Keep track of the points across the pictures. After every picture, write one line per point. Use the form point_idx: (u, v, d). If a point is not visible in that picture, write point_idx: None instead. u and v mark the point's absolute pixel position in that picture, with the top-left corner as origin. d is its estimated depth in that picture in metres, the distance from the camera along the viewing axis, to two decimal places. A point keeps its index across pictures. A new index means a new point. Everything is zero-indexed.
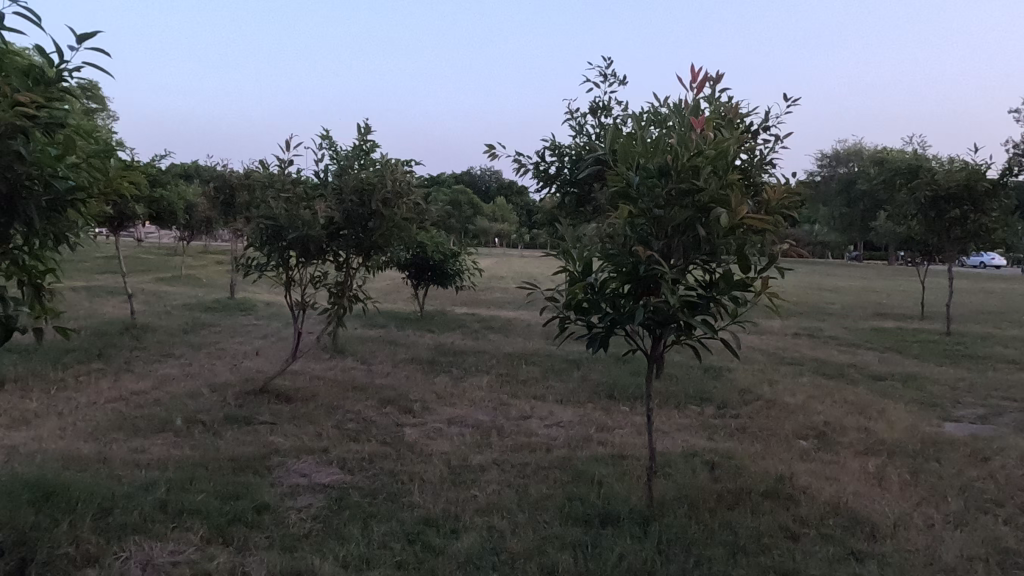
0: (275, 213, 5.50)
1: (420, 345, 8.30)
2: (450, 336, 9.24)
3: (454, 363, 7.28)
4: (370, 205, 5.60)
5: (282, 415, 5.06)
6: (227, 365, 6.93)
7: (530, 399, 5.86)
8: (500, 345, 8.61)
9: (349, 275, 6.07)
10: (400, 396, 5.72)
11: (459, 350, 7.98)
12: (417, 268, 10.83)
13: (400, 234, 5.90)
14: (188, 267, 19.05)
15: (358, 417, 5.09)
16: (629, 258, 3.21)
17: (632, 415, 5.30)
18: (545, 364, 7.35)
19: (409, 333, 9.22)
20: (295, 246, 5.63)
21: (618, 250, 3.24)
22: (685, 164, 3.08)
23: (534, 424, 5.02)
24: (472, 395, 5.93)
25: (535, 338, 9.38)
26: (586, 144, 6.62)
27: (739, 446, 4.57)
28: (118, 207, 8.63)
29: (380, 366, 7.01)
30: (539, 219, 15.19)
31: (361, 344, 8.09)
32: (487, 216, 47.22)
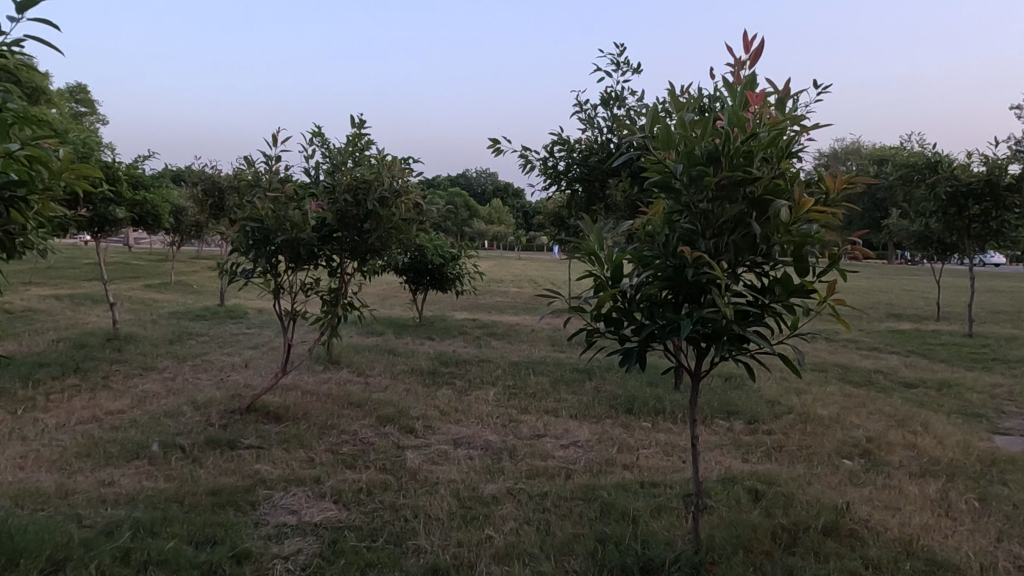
0: (261, 215, 4.97)
1: (420, 354, 7.82)
2: (451, 343, 8.76)
3: (457, 374, 6.81)
4: (366, 205, 5.11)
5: (270, 438, 4.58)
6: (213, 380, 6.45)
7: (541, 415, 5.39)
8: (504, 353, 8.13)
9: (343, 281, 5.59)
10: (401, 413, 5.25)
11: (462, 359, 7.51)
12: (415, 272, 10.36)
13: (399, 236, 5.43)
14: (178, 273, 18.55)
15: (354, 439, 4.61)
16: (671, 260, 2.73)
17: (656, 433, 4.83)
18: (554, 373, 6.88)
19: (408, 341, 8.74)
20: (284, 250, 5.13)
21: (657, 251, 2.77)
22: (737, 148, 2.62)
23: (548, 444, 4.55)
24: (478, 411, 5.45)
25: (540, 345, 8.91)
26: (597, 139, 6.16)
27: (780, 470, 4.11)
28: (99, 210, 8.13)
29: (378, 379, 6.54)
30: (541, 220, 14.72)
31: (357, 354, 7.60)
32: (484, 219, 46.78)
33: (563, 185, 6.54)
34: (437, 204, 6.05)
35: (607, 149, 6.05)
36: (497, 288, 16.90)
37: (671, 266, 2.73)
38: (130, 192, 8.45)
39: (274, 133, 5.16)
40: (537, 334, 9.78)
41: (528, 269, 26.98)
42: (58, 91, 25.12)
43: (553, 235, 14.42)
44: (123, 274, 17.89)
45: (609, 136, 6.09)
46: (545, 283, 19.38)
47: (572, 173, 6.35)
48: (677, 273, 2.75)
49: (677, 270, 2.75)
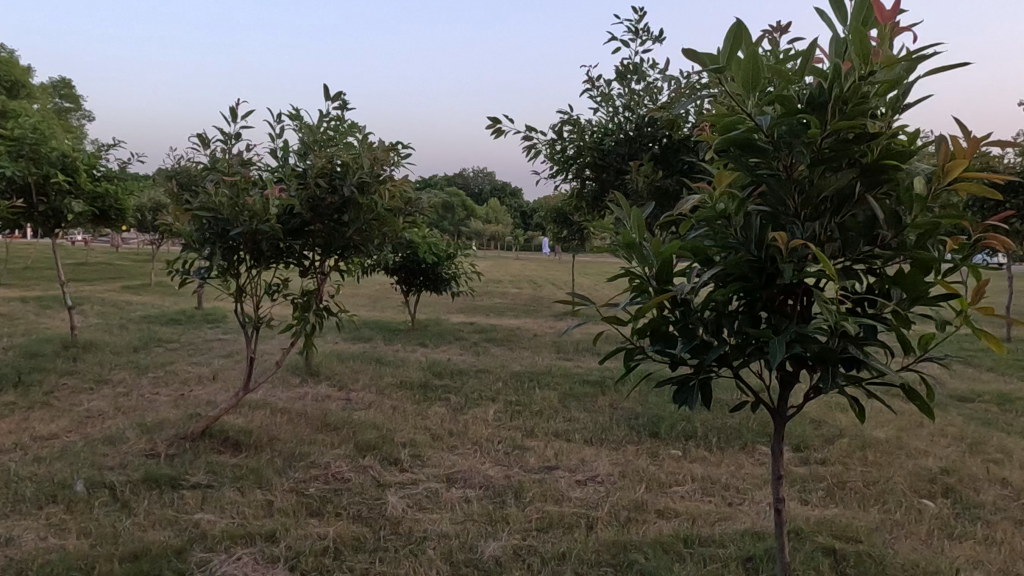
0: (215, 203, 4.14)
1: (410, 363, 7.00)
2: (445, 351, 7.92)
3: (452, 388, 5.98)
4: (342, 191, 4.30)
5: (223, 474, 3.76)
6: (171, 396, 5.61)
7: (551, 440, 4.57)
8: (505, 362, 7.31)
9: (318, 282, 4.77)
10: (384, 438, 4.43)
11: (458, 370, 6.68)
12: (407, 272, 9.54)
13: (382, 229, 4.61)
14: (160, 275, 17.65)
15: (326, 475, 3.79)
16: (752, 253, 1.92)
17: (690, 465, 4.02)
18: (562, 387, 6.06)
19: (398, 349, 7.92)
20: (246, 246, 4.30)
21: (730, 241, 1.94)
22: (849, 91, 1.80)
23: (563, 481, 3.73)
24: (476, 435, 4.63)
25: (544, 352, 8.09)
26: (612, 119, 5.36)
27: (853, 517, 3.30)
28: (52, 203, 7.29)
29: (362, 395, 5.70)
30: (543, 217, 13.91)
31: (340, 364, 6.77)
32: (481, 218, 45.93)
33: (572, 175, 5.72)
34: (428, 196, 5.24)
35: (623, 129, 5.25)
36: (495, 290, 16.05)
37: (750, 262, 1.93)
38: (88, 183, 7.60)
39: (233, 107, 4.33)
40: (541, 340, 8.96)
41: (527, 270, 26.14)
42: (38, 84, 24.14)
43: (555, 233, 13.58)
44: (103, 274, 17.00)
45: (626, 116, 5.28)
46: (546, 283, 18.54)
47: (583, 160, 5.53)
48: (757, 273, 1.96)
49: (757, 269, 1.95)
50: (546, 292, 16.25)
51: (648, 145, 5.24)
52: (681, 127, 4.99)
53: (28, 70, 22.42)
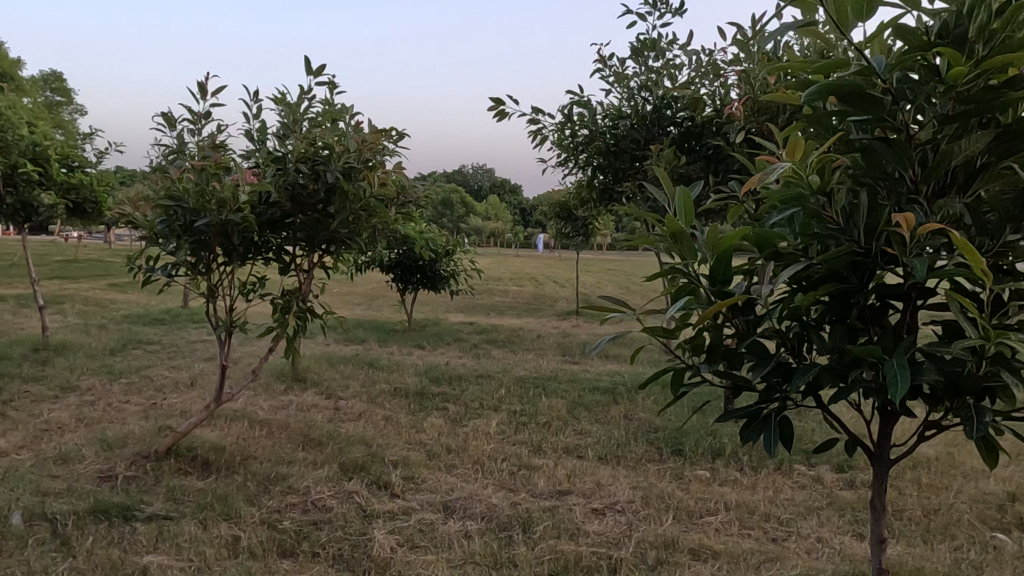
0: (180, 190, 3.63)
1: (406, 367, 6.50)
2: (444, 354, 7.41)
3: (451, 396, 5.48)
4: (325, 177, 3.79)
5: (186, 503, 3.26)
6: (143, 405, 5.10)
7: (561, 459, 4.06)
8: (508, 366, 6.80)
9: (301, 281, 4.26)
10: (373, 457, 3.93)
11: (457, 375, 6.18)
12: (404, 269, 9.03)
13: (371, 221, 4.11)
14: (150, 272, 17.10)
15: (305, 503, 3.29)
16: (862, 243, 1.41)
17: (721, 491, 3.52)
18: (571, 394, 5.56)
19: (393, 351, 7.41)
20: (216, 241, 3.79)
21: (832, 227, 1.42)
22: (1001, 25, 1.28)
23: (577, 511, 3.23)
24: (477, 452, 4.12)
25: (549, 354, 7.59)
26: (628, 101, 4.84)
27: (922, 558, 2.80)
28: (21, 195, 6.77)
29: (352, 404, 5.19)
30: (546, 213, 13.41)
31: (330, 369, 6.27)
32: (481, 215, 45.39)
33: (583, 161, 5.22)
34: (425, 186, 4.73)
35: (639, 111, 4.75)
36: (496, 288, 15.52)
37: (850, 257, 1.44)
38: (60, 173, 7.09)
39: (201, 82, 3.79)
40: (545, 341, 8.46)
41: (528, 267, 25.62)
42: (28, 76, 23.56)
43: (558, 228, 13.06)
44: (92, 271, 16.47)
45: (642, 97, 4.74)
46: (547, 281, 18.01)
47: (597, 145, 5.02)
48: (854, 271, 1.48)
49: (855, 265, 1.48)
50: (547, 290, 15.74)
51: (667, 128, 4.73)
52: (705, 108, 4.47)
53: (18, 62, 21.87)
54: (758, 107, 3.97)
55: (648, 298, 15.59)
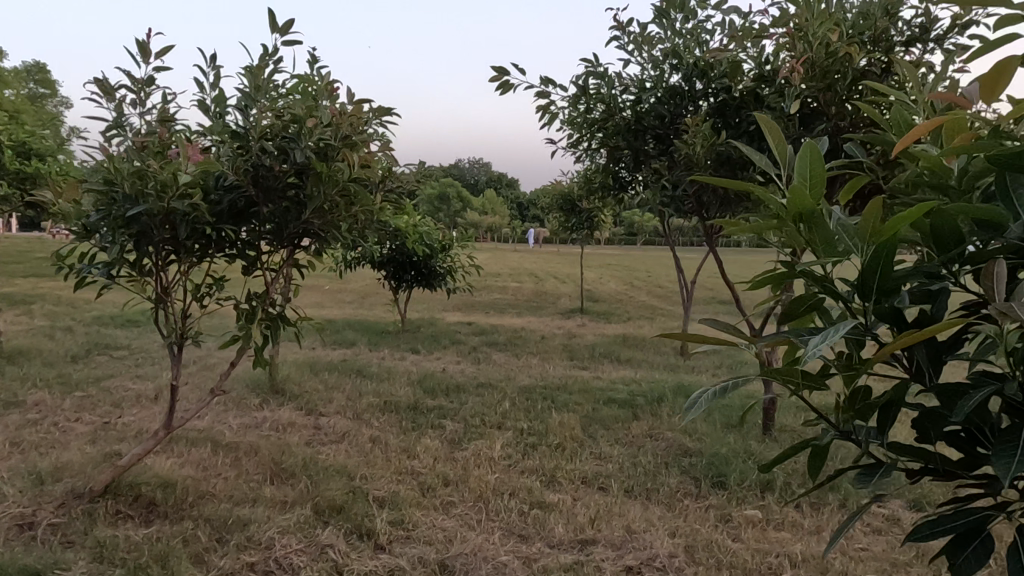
0: (112, 173, 2.92)
1: (398, 376, 5.84)
2: (441, 359, 6.73)
3: (449, 410, 4.81)
4: (295, 156, 3.12)
5: (116, 564, 2.60)
6: (93, 425, 4.42)
7: (580, 495, 3.40)
8: (511, 373, 6.14)
9: (268, 284, 3.55)
10: (355, 494, 3.28)
11: (455, 385, 5.52)
12: (397, 266, 8.35)
13: (351, 210, 3.42)
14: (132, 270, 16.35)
15: (266, 562, 2.63)
16: None
17: (780, 540, 2.87)
18: (585, 408, 4.90)
19: (384, 357, 6.74)
20: (160, 238, 3.09)
21: None
22: None
23: (607, 570, 2.58)
24: (480, 486, 3.46)
25: (555, 359, 6.93)
26: (652, 71, 4.19)
27: None
28: None
29: (335, 422, 4.52)
30: (547, 205, 12.74)
31: (312, 379, 5.60)
32: (478, 210, 44.69)
33: (601, 143, 4.57)
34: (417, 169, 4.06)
35: (666, 83, 4.10)
36: (495, 285, 14.84)
37: None
38: (13, 161, 6.41)
39: (141, 42, 3.09)
40: (550, 343, 7.80)
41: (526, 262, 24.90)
42: (11, 67, 22.81)
43: (561, 221, 12.38)
44: None
45: (669, 65, 4.09)
46: (547, 277, 17.33)
47: (617, 123, 4.37)
48: None
49: None
50: (548, 287, 15.07)
51: (697, 101, 4.09)
52: (743, 78, 3.84)
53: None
54: (819, 70, 3.33)
55: (653, 293, 14.93)
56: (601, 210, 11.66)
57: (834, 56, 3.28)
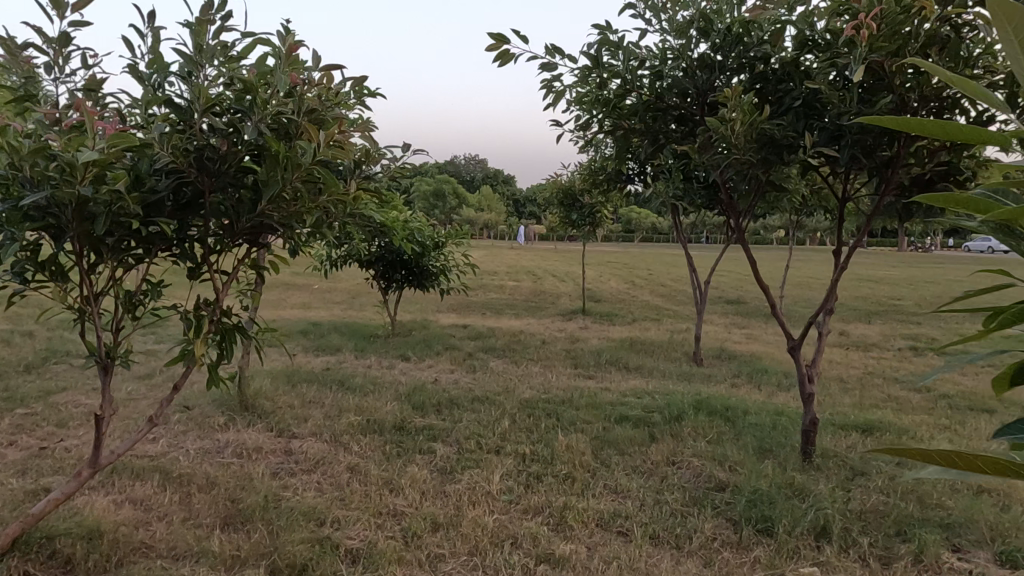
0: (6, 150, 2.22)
1: (384, 388, 5.24)
2: (433, 368, 6.13)
3: (440, 431, 4.22)
4: (246, 132, 2.53)
5: None
6: (28, 451, 3.82)
7: (596, 545, 2.81)
8: (510, 384, 5.55)
9: (221, 291, 2.93)
10: (322, 547, 2.70)
11: (448, 399, 4.92)
12: (387, 264, 7.74)
13: (317, 201, 2.82)
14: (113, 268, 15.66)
15: None
16: None
17: None
18: (594, 427, 4.31)
19: (371, 365, 6.14)
20: (76, 235, 2.47)
21: None
22: None
23: None
24: (475, 533, 2.86)
25: (558, 367, 6.34)
26: (676, 39, 3.60)
27: None
28: None
29: (308, 447, 3.93)
30: (547, 200, 12.13)
31: (288, 393, 5.00)
32: (474, 207, 44.01)
33: (615, 124, 3.97)
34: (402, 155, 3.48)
35: (690, 51, 3.53)
36: (492, 283, 14.23)
37: None
38: None
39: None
40: (552, 348, 7.21)
41: (523, 260, 24.25)
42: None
43: (562, 217, 11.77)
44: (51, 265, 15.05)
45: (694, 32, 3.51)
46: (546, 275, 16.71)
47: (633, 100, 3.78)
48: None
49: None
50: (548, 286, 14.45)
51: (727, 74, 3.51)
52: (785, 44, 3.26)
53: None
54: (887, 29, 2.74)
55: (658, 292, 14.33)
56: (604, 204, 11.06)
57: (908, 10, 2.69)
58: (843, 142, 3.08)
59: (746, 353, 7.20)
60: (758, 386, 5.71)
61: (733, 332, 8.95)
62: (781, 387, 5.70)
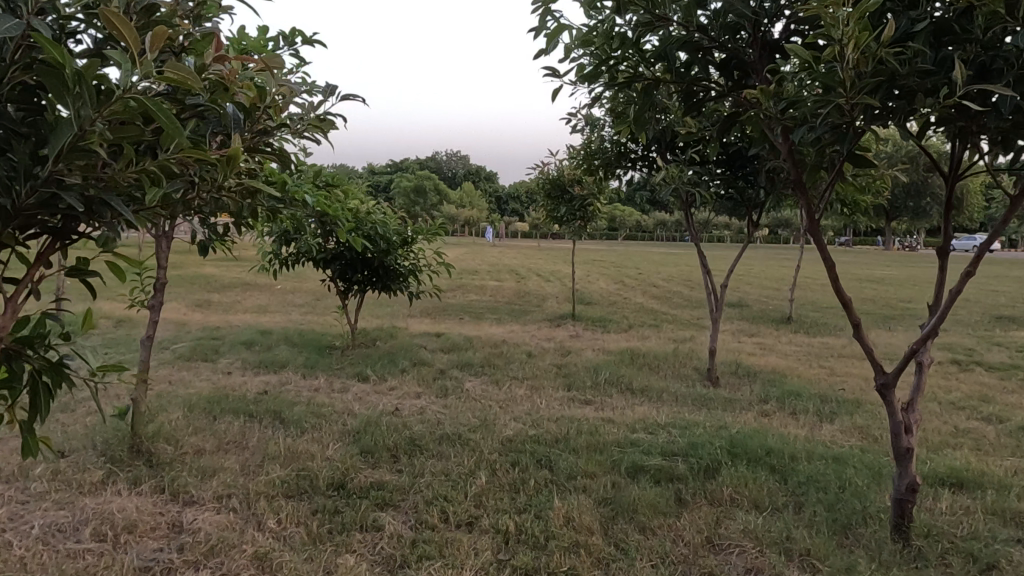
0: None
1: (328, 424, 4.11)
2: (394, 392, 5.00)
3: (393, 493, 3.11)
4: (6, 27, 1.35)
5: None
6: None
7: None
8: (489, 415, 4.44)
9: (14, 309, 1.75)
10: None
11: (408, 439, 3.81)
12: (347, 263, 6.59)
13: (165, 164, 1.65)
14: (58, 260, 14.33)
15: None
16: None
17: None
18: (601, 485, 3.22)
19: (320, 389, 5.01)
20: None
21: None
22: None
23: None
24: None
25: (547, 388, 5.25)
26: None
27: None
28: None
29: (203, 522, 2.79)
30: (532, 192, 11.03)
31: (202, 432, 3.86)
32: (455, 203, 42.76)
33: (634, 76, 2.88)
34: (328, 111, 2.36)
35: None
36: (471, 284, 13.10)
37: None
38: None
39: None
40: (540, 363, 6.11)
41: (505, 258, 23.09)
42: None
43: (548, 211, 10.68)
44: None
45: None
46: (531, 275, 15.61)
47: (662, 38, 2.69)
48: None
49: None
50: (533, 287, 13.35)
51: None
52: None
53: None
54: None
55: (649, 293, 13.31)
56: (596, 197, 9.99)
57: None
58: (1005, 78, 1.98)
59: (767, 370, 6.14)
60: (794, 415, 4.66)
61: (743, 341, 7.89)
62: (823, 418, 4.62)
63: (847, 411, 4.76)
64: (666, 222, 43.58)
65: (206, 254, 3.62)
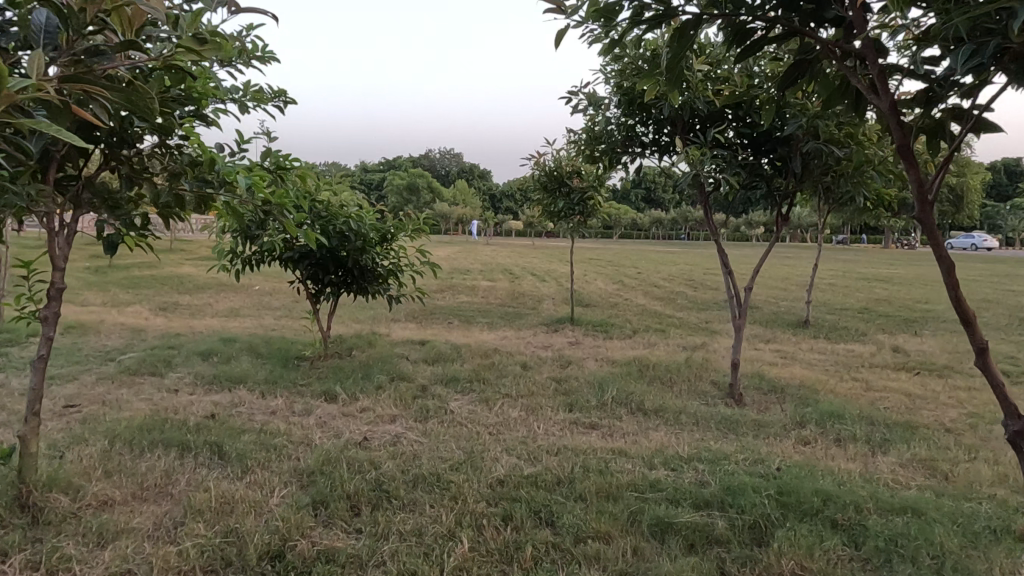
0: None
1: (277, 462, 3.35)
2: (365, 416, 4.23)
3: (347, 567, 2.36)
4: None
5: None
6: None
7: None
8: (477, 445, 3.68)
9: None
10: None
11: (374, 483, 3.04)
12: (317, 263, 5.82)
13: None
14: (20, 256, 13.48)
15: None
16: None
17: None
18: (619, 551, 2.47)
19: (277, 411, 4.24)
20: None
21: None
22: None
23: None
24: None
25: (545, 408, 4.48)
26: None
27: None
28: None
29: None
30: (527, 186, 10.27)
31: (116, 475, 3.08)
32: (448, 201, 41.93)
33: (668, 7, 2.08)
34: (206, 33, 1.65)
35: None
36: (462, 284, 12.32)
37: None
38: None
39: None
40: (536, 376, 5.36)
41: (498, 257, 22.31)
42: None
43: (545, 205, 9.90)
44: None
45: None
46: (526, 275, 14.85)
47: None
48: None
49: None
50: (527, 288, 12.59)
51: None
52: None
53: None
54: None
55: (652, 294, 12.57)
56: (596, 189, 9.23)
57: None
58: None
59: (794, 383, 5.41)
60: (841, 444, 3.91)
61: (760, 348, 7.15)
62: (875, 448, 3.88)
63: (902, 438, 4.01)
64: (663, 220, 42.88)
65: (115, 251, 2.86)
